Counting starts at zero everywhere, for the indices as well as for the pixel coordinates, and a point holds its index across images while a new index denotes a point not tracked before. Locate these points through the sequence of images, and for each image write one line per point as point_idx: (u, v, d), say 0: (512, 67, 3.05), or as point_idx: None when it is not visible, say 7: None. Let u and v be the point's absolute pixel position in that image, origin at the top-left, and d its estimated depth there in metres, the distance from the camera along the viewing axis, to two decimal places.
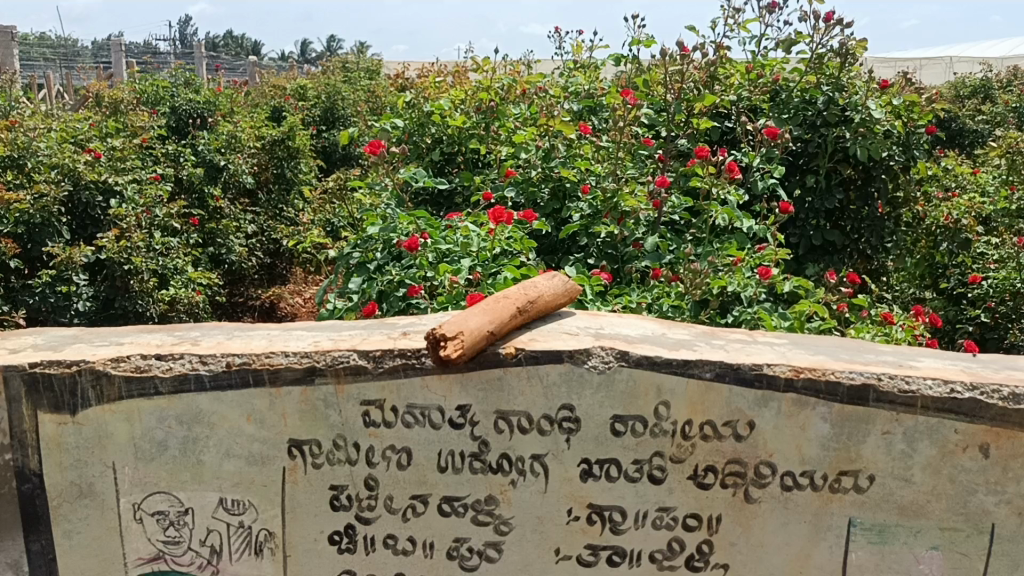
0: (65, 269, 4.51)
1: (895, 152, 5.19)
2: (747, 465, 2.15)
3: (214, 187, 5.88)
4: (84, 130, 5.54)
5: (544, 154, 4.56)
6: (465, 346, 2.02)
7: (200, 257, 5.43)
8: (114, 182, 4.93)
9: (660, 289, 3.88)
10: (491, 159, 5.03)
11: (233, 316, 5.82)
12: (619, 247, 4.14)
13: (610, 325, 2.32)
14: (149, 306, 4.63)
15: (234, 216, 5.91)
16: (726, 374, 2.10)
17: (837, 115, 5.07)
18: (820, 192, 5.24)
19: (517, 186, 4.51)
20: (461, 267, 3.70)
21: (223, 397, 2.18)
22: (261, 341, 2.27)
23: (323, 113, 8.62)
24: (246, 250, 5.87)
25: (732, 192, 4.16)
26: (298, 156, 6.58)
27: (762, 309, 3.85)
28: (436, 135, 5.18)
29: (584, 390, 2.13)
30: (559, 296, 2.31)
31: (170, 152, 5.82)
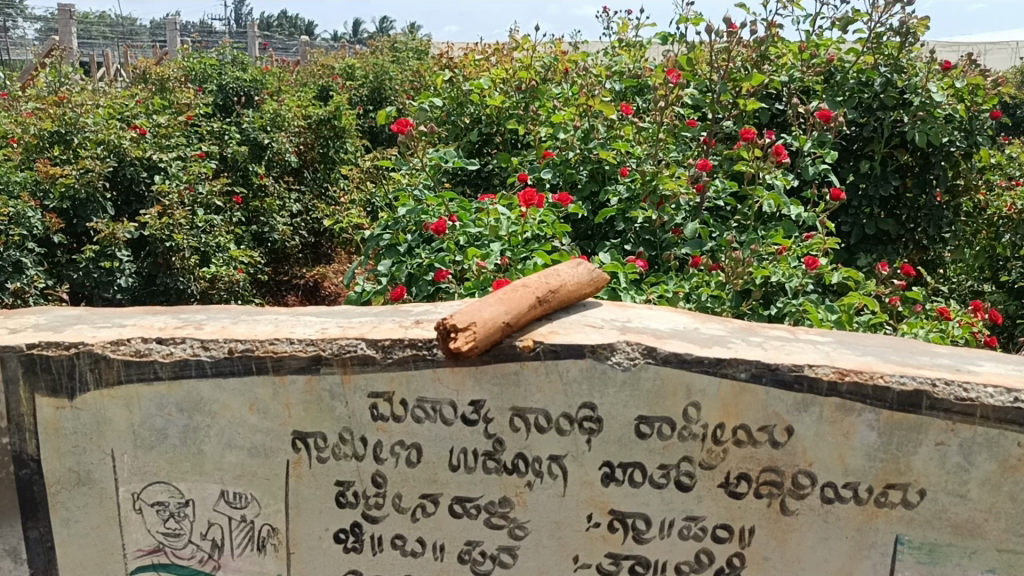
0: (108, 245, 4.39)
1: (956, 137, 4.93)
2: (784, 475, 1.98)
3: (258, 165, 5.76)
4: (132, 107, 5.42)
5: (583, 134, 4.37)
6: (477, 338, 1.87)
7: (243, 235, 5.32)
8: (160, 159, 4.81)
9: (699, 279, 3.68)
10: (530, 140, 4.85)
11: (277, 295, 5.74)
12: (657, 233, 3.92)
13: (638, 317, 2.15)
14: (189, 283, 4.55)
15: (279, 194, 5.75)
16: (763, 374, 1.93)
17: (896, 98, 4.85)
18: (874, 179, 4.99)
19: (554, 168, 4.35)
20: (491, 252, 3.54)
21: (225, 385, 2.07)
22: (268, 326, 2.14)
23: (370, 93, 8.63)
24: (291, 229, 5.72)
25: (778, 176, 3.93)
26: (345, 137, 6.35)
27: (809, 302, 3.64)
28: (475, 115, 5.04)
29: (607, 388, 1.97)
30: (584, 285, 2.15)
31: (214, 130, 5.75)
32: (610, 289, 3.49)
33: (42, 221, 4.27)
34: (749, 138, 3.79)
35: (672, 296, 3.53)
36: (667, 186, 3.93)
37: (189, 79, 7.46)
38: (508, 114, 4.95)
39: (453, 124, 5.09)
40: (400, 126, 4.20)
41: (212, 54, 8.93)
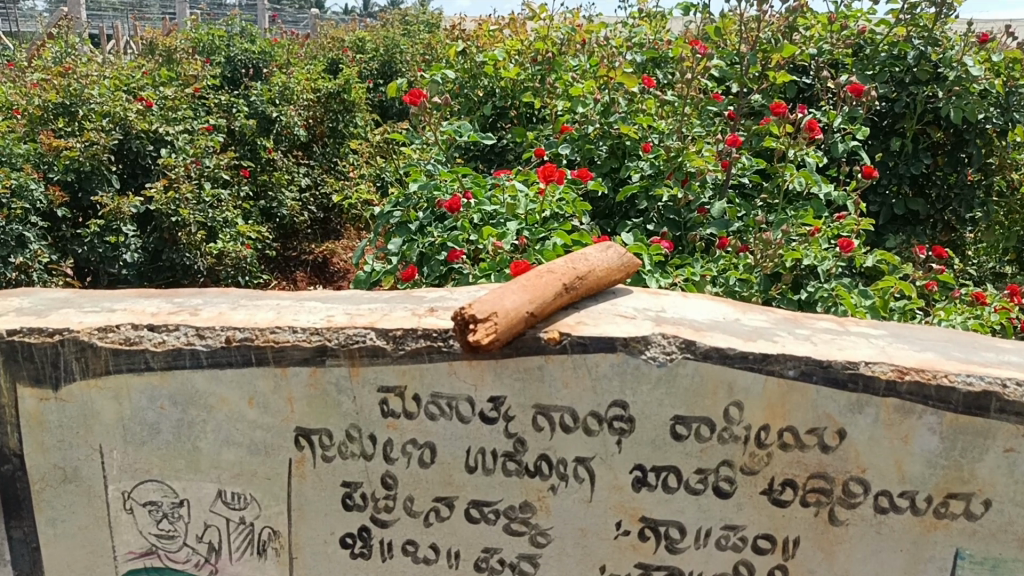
0: (113, 219, 4.21)
1: (992, 114, 4.64)
2: (834, 482, 1.80)
3: (267, 139, 5.52)
4: (138, 78, 5.19)
5: (602, 108, 4.15)
6: (498, 330, 1.69)
7: (249, 211, 5.12)
8: (166, 132, 4.57)
9: (726, 262, 3.48)
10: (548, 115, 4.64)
11: (285, 271, 5.57)
12: (682, 213, 3.71)
13: (673, 306, 1.97)
14: (196, 258, 4.33)
15: (290, 169, 5.50)
16: (813, 372, 1.75)
17: (930, 72, 4.58)
18: (906, 158, 4.76)
19: (572, 143, 4.12)
20: (507, 232, 3.33)
21: (222, 377, 1.90)
22: (269, 312, 1.97)
23: (380, 66, 8.35)
24: (299, 204, 5.52)
25: (811, 154, 3.74)
26: (354, 111, 6.10)
27: (842, 286, 3.44)
28: (489, 88, 4.81)
29: (640, 385, 1.79)
30: (614, 271, 1.96)
31: (222, 103, 5.53)
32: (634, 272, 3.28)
33: (44, 196, 4.05)
34: (779, 113, 3.55)
35: (698, 280, 3.31)
36: (692, 163, 3.72)
37: (195, 50, 7.23)
38: (523, 87, 4.73)
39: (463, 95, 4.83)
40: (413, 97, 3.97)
41: (219, 25, 8.68)
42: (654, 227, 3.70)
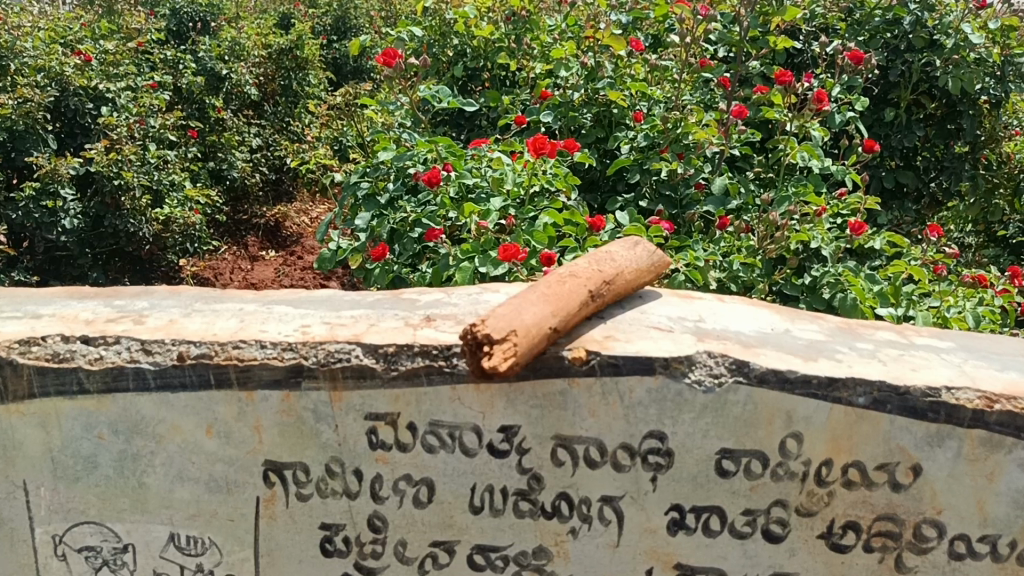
0: (50, 181, 3.60)
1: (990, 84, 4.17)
2: (904, 525, 1.54)
3: (215, 97, 4.84)
4: (76, 31, 4.62)
5: (587, 73, 3.76)
6: (519, 354, 1.37)
7: (198, 172, 4.50)
8: (107, 89, 3.96)
9: (728, 244, 3.19)
10: (527, 80, 4.15)
11: (235, 236, 4.78)
12: (679, 189, 3.39)
13: (711, 313, 1.68)
14: (142, 225, 3.77)
15: (240, 128, 4.81)
16: (888, 400, 1.47)
17: (926, 39, 4.08)
18: (899, 129, 4.28)
19: (553, 110, 3.72)
20: (490, 210, 3.01)
21: (173, 402, 1.57)
22: (230, 321, 1.64)
23: (333, 22, 7.21)
24: (250, 166, 4.79)
25: (816, 127, 3.47)
26: (308, 69, 5.35)
27: (849, 271, 3.17)
28: (460, 47, 4.29)
29: (682, 414, 1.50)
30: (644, 272, 1.66)
31: (167, 58, 4.88)
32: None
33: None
34: (785, 81, 3.24)
35: (704, 265, 3.00)
36: (691, 133, 3.36)
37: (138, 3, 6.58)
38: (497, 48, 4.21)
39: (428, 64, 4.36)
40: (387, 57, 3.51)
41: None
42: (649, 204, 3.38)
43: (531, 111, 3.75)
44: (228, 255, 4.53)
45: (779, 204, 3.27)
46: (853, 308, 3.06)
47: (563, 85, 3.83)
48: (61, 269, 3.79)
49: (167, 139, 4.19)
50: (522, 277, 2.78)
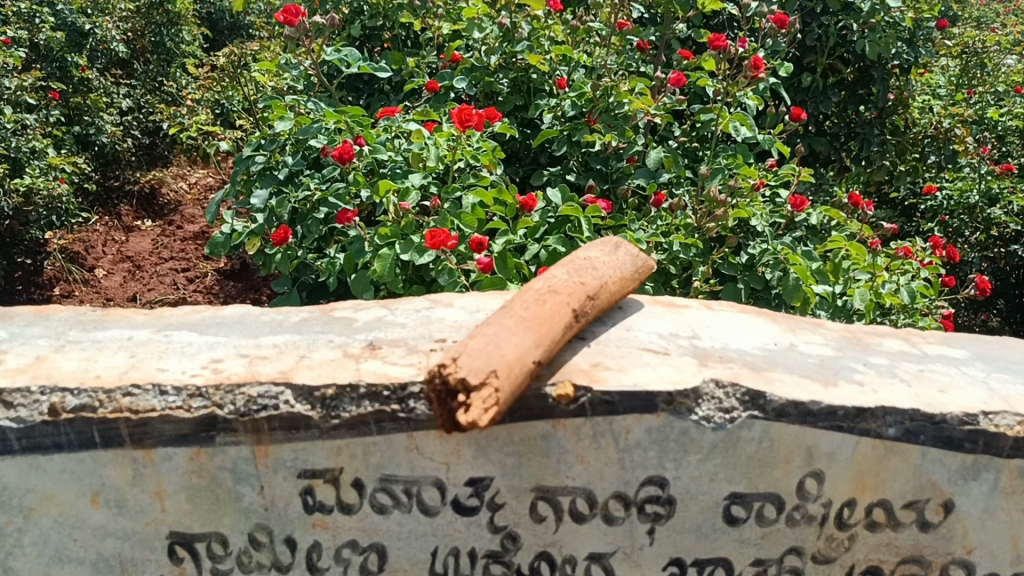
0: None
1: (904, 49, 3.58)
2: (930, 567, 1.36)
3: (79, 55, 4.21)
4: None
5: (502, 34, 3.19)
6: (501, 403, 1.09)
7: (62, 138, 3.82)
8: None
9: (666, 223, 2.72)
10: (433, 40, 3.44)
11: (107, 207, 4.04)
12: (610, 163, 3.02)
13: (705, 328, 1.44)
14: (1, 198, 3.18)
15: (108, 89, 4.21)
16: (922, 431, 1.26)
17: (840, 2, 3.47)
18: (815, 94, 3.65)
19: (467, 74, 3.17)
20: (408, 189, 2.57)
21: (45, 468, 1.24)
22: (120, 356, 1.29)
23: None
24: (121, 129, 4.16)
25: (749, 95, 3.13)
26: (181, 24, 4.78)
27: (788, 248, 2.70)
28: (356, 5, 3.48)
29: (686, 456, 1.26)
30: (628, 279, 1.41)
31: (21, 10, 4.06)
32: (563, 237, 2.56)
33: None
34: (717, 46, 2.92)
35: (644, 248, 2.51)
36: (625, 103, 2.93)
37: None
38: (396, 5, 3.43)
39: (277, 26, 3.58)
40: (288, 17, 2.81)
41: None
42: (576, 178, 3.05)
43: (443, 75, 3.18)
44: (99, 227, 3.85)
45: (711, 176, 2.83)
46: (796, 288, 2.56)
47: (478, 48, 3.24)
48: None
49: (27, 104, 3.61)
50: (451, 265, 2.40)
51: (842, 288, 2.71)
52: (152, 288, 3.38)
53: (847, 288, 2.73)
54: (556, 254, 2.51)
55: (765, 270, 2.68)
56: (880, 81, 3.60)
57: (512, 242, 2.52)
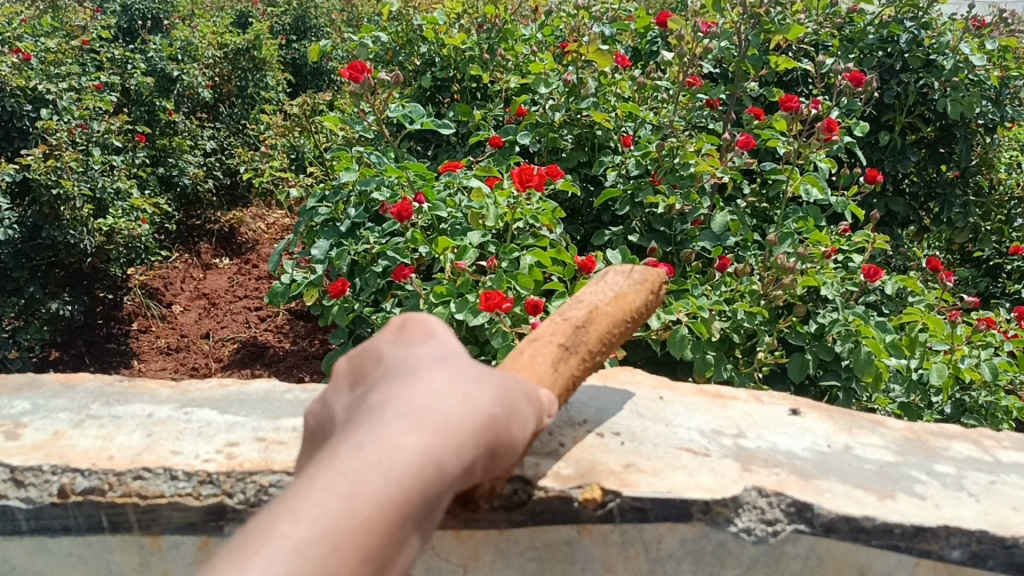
0: None
1: (988, 108, 3.36)
2: None
3: (167, 100, 4.26)
4: (13, 24, 3.82)
5: (568, 90, 3.00)
6: None
7: (146, 179, 3.86)
8: (49, 89, 3.14)
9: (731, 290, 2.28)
10: (501, 93, 3.26)
11: (188, 245, 4.11)
12: (674, 224, 2.65)
13: (750, 424, 1.34)
14: (84, 238, 2.89)
15: (193, 132, 4.25)
16: (991, 555, 1.15)
17: (921, 59, 3.24)
18: (892, 153, 3.44)
19: (531, 129, 2.96)
20: (467, 246, 2.44)
21: (53, 549, 1.22)
22: (136, 436, 1.25)
23: (294, 21, 6.36)
24: (204, 171, 4.19)
25: (823, 158, 2.84)
26: (266, 69, 4.87)
27: (860, 316, 2.25)
28: (428, 57, 3.38)
29: (724, 569, 1.20)
30: (626, 295, 1.30)
31: (115, 57, 4.22)
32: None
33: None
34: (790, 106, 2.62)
35: (709, 316, 2.09)
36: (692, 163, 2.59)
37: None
38: (466, 56, 3.28)
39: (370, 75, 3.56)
40: (352, 73, 2.62)
41: None
42: (634, 240, 2.66)
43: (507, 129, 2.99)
44: (180, 263, 3.92)
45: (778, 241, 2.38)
46: (867, 362, 2.13)
47: (544, 103, 3.06)
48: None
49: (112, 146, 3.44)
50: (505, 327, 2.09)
51: (920, 361, 2.26)
52: (223, 330, 3.35)
53: (924, 361, 2.31)
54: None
55: (833, 341, 2.24)
56: (963, 140, 3.36)
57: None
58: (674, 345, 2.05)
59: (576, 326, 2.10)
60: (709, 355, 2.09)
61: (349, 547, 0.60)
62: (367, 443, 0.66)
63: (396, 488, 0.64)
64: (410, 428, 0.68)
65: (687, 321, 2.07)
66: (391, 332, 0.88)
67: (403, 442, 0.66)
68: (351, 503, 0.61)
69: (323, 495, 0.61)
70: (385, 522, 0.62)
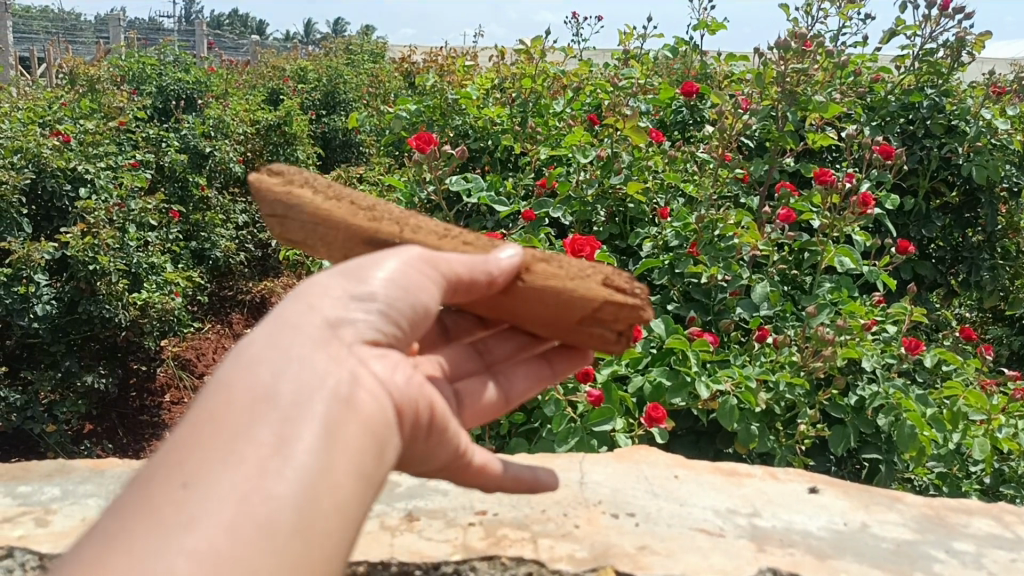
0: (22, 267, 2.81)
1: (1012, 171, 3.28)
2: None
3: (200, 176, 4.37)
4: (55, 109, 3.96)
5: (603, 164, 2.71)
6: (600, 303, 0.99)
7: (180, 253, 3.93)
8: (87, 170, 3.23)
9: (771, 360, 2.04)
10: (531, 166, 3.01)
11: (220, 316, 4.18)
12: (713, 293, 2.32)
13: (764, 502, 1.35)
14: (119, 312, 2.95)
15: (225, 207, 4.35)
16: None
17: (944, 125, 3.16)
18: (917, 218, 3.27)
19: (566, 204, 2.64)
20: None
21: None
22: None
23: (323, 97, 6.63)
24: (236, 245, 4.27)
25: (857, 229, 2.59)
26: (296, 144, 5.05)
27: (899, 389, 2.00)
28: (461, 129, 3.15)
29: None
30: (288, 197, 1.03)
31: (150, 136, 4.33)
32: (665, 368, 1.93)
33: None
34: (825, 179, 2.38)
35: (757, 385, 1.87)
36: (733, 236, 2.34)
37: (118, 76, 5.99)
38: (500, 128, 3.13)
39: (393, 152, 3.62)
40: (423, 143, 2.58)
41: (150, 51, 7.20)
42: (671, 310, 2.32)
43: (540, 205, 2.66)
44: (212, 334, 3.98)
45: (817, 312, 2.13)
46: (911, 435, 1.89)
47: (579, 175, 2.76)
48: (35, 357, 2.94)
49: (148, 223, 3.52)
50: (558, 395, 1.85)
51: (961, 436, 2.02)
52: None
53: (965, 436, 2.06)
54: (660, 389, 1.90)
55: (874, 413, 1.99)
56: (990, 204, 3.25)
57: (616, 374, 1.95)
58: (722, 417, 1.83)
59: (624, 395, 1.90)
60: (755, 426, 1.87)
61: (222, 446, 0.64)
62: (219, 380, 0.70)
63: (236, 391, 0.68)
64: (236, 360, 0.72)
65: (734, 391, 1.86)
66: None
67: (238, 369, 0.71)
68: (196, 428, 0.66)
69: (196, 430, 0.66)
70: (253, 411, 0.67)
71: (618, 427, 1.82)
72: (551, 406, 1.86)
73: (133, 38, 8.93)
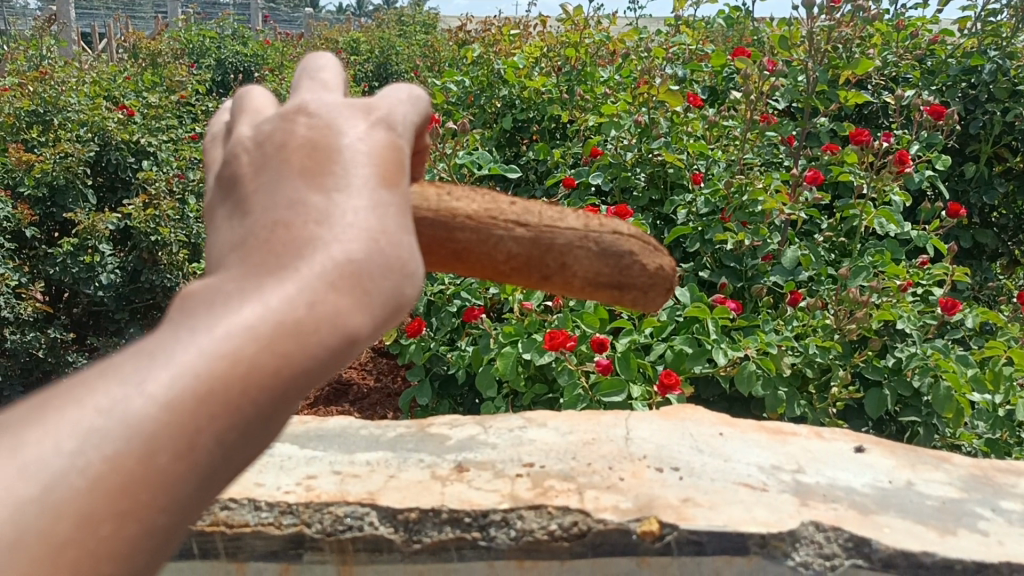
0: (89, 237, 2.91)
1: None
2: None
3: None
4: (119, 84, 4.07)
5: (640, 129, 2.67)
6: None
7: None
8: (150, 142, 3.29)
9: (800, 324, 2.05)
10: (578, 134, 2.97)
11: None
12: (745, 259, 2.30)
13: (810, 461, 1.36)
14: (181, 281, 3.01)
15: None
16: None
17: (1007, 89, 3.01)
18: (977, 184, 3.13)
19: (603, 170, 2.64)
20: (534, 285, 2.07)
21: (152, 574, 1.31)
22: None
23: (376, 69, 6.81)
24: None
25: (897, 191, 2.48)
26: None
27: (938, 349, 1.98)
28: (508, 98, 3.15)
29: None
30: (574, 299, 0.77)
31: (210, 109, 4.43)
32: (689, 337, 1.95)
33: (8, 212, 2.83)
34: (859, 140, 2.30)
35: (779, 351, 1.88)
36: (760, 200, 2.29)
37: (179, 49, 6.11)
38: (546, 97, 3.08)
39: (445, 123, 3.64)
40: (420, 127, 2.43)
41: (209, 25, 7.35)
42: (705, 276, 2.30)
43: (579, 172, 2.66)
44: None
45: (852, 275, 2.10)
46: (945, 397, 1.88)
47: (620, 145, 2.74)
48: (101, 324, 3.05)
49: None
50: (572, 364, 1.86)
51: (1006, 397, 1.95)
52: None
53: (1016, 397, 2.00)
54: (680, 356, 1.90)
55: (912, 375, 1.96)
56: None
57: (636, 342, 1.94)
58: (742, 383, 1.86)
59: (644, 363, 1.88)
60: (782, 391, 1.88)
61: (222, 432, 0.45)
62: (297, 291, 0.48)
63: (301, 357, 0.47)
64: (341, 280, 0.49)
65: (755, 357, 1.87)
66: (299, 85, 0.63)
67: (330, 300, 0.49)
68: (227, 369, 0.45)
69: (187, 374, 0.44)
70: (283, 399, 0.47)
71: (632, 395, 1.82)
72: (566, 374, 1.87)
73: (191, 12, 9.11)
